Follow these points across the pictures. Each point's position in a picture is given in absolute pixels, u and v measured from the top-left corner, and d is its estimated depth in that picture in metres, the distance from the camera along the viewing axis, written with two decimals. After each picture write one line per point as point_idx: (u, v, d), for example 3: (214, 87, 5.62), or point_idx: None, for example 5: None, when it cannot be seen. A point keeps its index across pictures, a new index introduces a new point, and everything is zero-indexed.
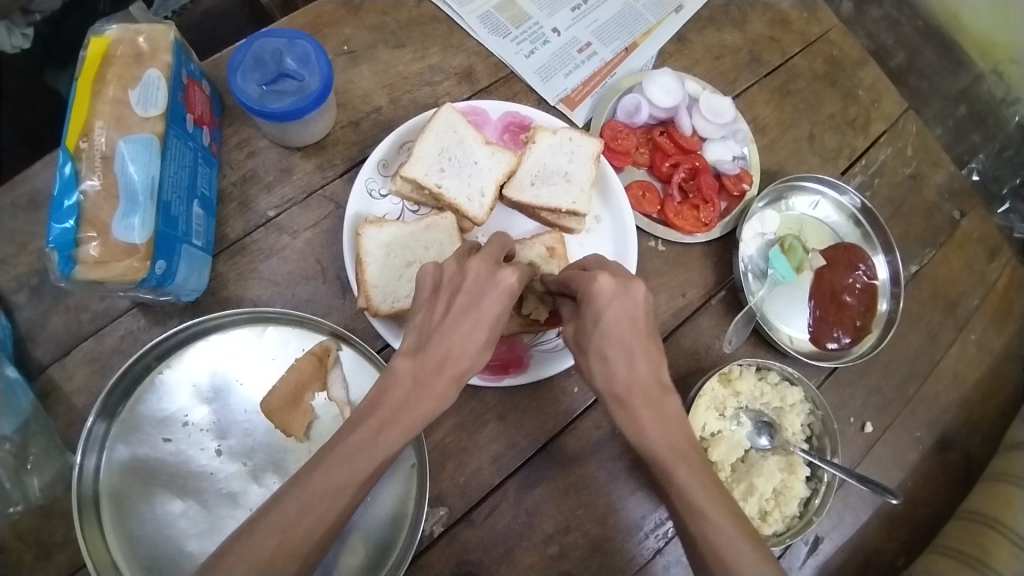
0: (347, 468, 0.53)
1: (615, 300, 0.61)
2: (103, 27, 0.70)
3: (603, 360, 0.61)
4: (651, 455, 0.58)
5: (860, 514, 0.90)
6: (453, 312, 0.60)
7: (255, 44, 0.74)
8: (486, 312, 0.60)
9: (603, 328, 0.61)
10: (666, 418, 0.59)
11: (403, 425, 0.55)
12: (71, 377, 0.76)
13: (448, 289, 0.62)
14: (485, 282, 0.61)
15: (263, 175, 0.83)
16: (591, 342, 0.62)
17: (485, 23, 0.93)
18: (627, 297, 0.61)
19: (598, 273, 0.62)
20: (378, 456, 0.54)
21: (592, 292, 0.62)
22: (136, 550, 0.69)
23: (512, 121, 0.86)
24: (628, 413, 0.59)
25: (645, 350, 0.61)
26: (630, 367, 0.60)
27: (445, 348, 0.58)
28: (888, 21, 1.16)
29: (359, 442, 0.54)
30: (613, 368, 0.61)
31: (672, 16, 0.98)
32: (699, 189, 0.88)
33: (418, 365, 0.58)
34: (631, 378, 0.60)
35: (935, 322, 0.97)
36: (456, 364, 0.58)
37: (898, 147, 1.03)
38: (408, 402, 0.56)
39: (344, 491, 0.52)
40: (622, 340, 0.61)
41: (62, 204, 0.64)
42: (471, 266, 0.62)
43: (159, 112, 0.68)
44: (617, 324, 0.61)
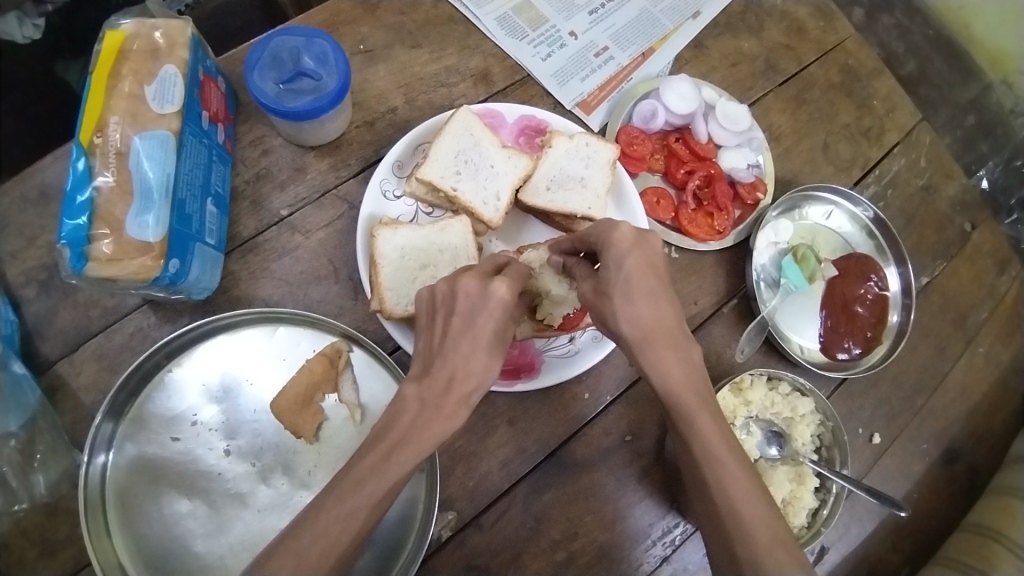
0: (361, 491, 0.53)
1: (636, 247, 0.59)
2: (118, 21, 0.69)
3: (628, 305, 0.58)
4: (672, 395, 0.59)
5: (867, 525, 0.89)
6: (450, 334, 0.58)
7: (272, 42, 0.73)
8: (482, 329, 0.58)
9: (625, 273, 0.58)
10: (689, 360, 0.59)
11: (414, 445, 0.54)
12: (79, 373, 0.75)
13: (443, 308, 0.59)
14: (475, 299, 0.59)
15: (276, 173, 0.83)
16: (614, 287, 0.58)
17: (502, 25, 0.92)
18: (648, 244, 0.59)
19: (619, 221, 0.60)
20: (388, 480, 0.54)
21: (612, 241, 0.59)
22: (142, 550, 0.69)
23: (527, 124, 0.86)
24: (654, 353, 0.58)
25: (665, 296, 0.60)
26: (655, 309, 0.59)
27: (450, 368, 0.57)
28: (900, 29, 1.15)
29: (373, 465, 0.54)
30: (639, 312, 0.58)
31: (690, 21, 0.98)
32: (713, 197, 0.88)
33: (423, 390, 0.56)
34: (655, 318, 0.59)
35: (944, 334, 0.97)
36: (462, 385, 0.56)
37: (911, 158, 1.03)
38: (418, 424, 0.55)
39: (358, 514, 0.53)
40: (647, 285, 0.58)
41: (75, 199, 0.63)
42: (462, 285, 0.59)
43: (175, 109, 0.68)
44: (639, 270, 0.58)
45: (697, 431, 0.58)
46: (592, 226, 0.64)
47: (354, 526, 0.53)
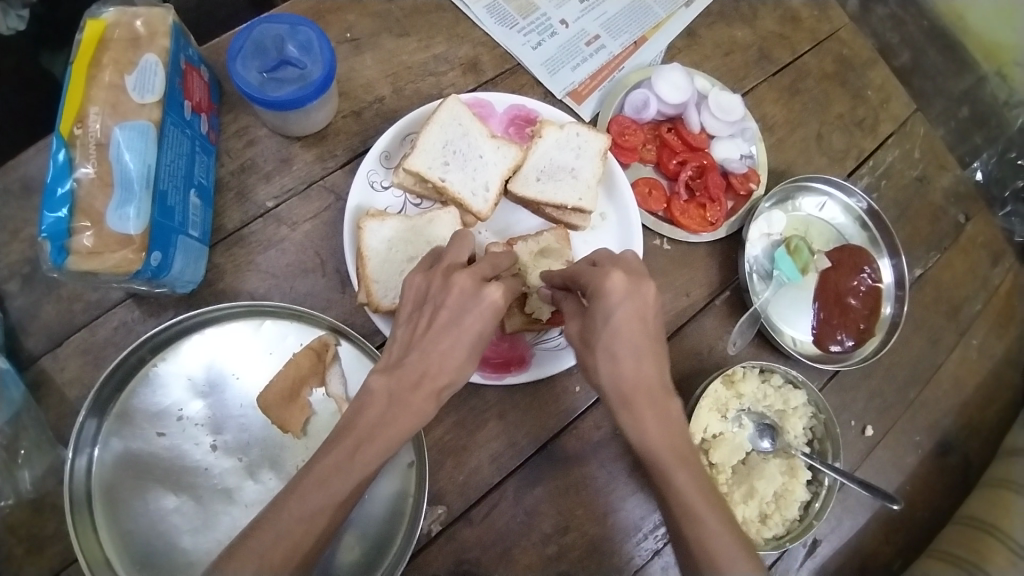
0: (322, 492, 0.52)
1: (627, 300, 0.60)
2: (99, 9, 0.67)
3: (610, 361, 0.60)
4: (651, 456, 0.58)
5: (859, 518, 0.90)
6: (434, 328, 0.59)
7: (255, 30, 0.72)
8: (468, 330, 0.59)
9: (612, 327, 0.60)
10: (669, 418, 0.59)
11: (379, 443, 0.55)
12: (63, 368, 0.74)
13: (432, 303, 0.61)
14: (468, 297, 0.60)
15: (262, 164, 0.81)
16: (599, 339, 0.60)
17: (492, 13, 0.91)
18: (639, 296, 0.61)
19: (611, 269, 0.61)
20: (355, 477, 0.53)
21: (604, 289, 0.60)
22: (129, 545, 0.68)
23: (517, 114, 0.85)
24: (632, 414, 0.59)
25: (654, 350, 0.61)
26: (638, 367, 0.60)
27: (424, 364, 0.58)
28: (894, 19, 1.14)
29: (332, 465, 0.53)
30: (619, 369, 0.60)
31: (682, 10, 0.96)
32: (706, 188, 0.87)
33: (393, 381, 0.57)
34: (637, 378, 0.59)
35: (938, 326, 0.97)
36: (435, 380, 0.58)
37: (906, 149, 1.02)
38: (386, 420, 0.55)
39: (320, 514, 0.52)
40: (632, 341, 0.60)
41: (55, 191, 0.62)
42: (457, 281, 0.60)
43: (156, 99, 0.66)
44: (628, 324, 0.60)
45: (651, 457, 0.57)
46: (581, 269, 0.65)
47: (314, 528, 0.52)
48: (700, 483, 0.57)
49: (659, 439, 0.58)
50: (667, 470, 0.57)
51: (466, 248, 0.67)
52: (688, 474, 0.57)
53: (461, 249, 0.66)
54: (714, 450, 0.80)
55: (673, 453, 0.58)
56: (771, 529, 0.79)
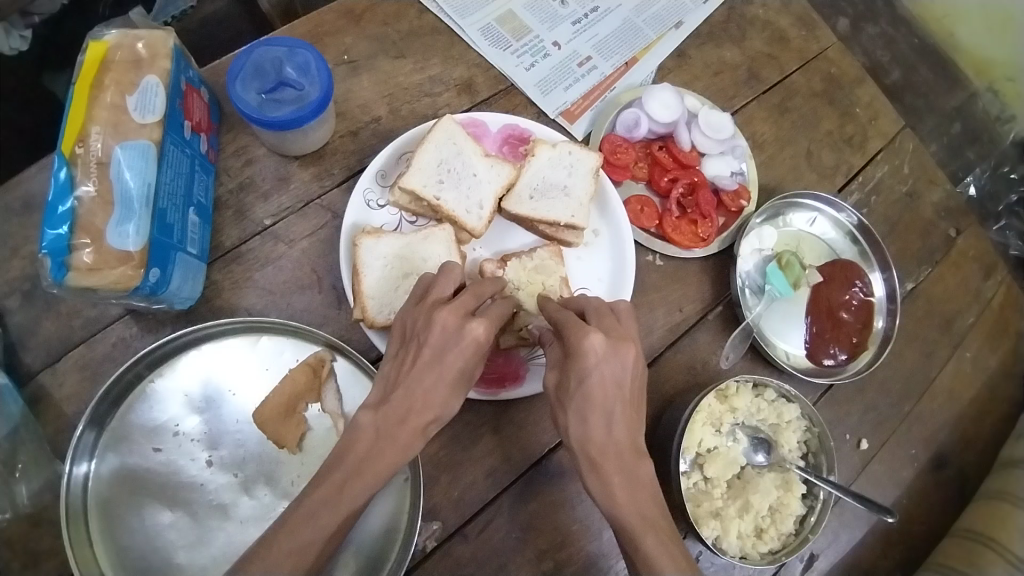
0: (314, 526, 0.53)
1: (604, 363, 0.61)
2: (101, 32, 0.69)
3: (581, 421, 0.61)
4: (620, 519, 0.58)
5: (856, 532, 0.90)
6: (418, 364, 0.60)
7: (255, 53, 0.74)
8: (450, 368, 0.59)
9: (586, 388, 0.60)
10: (638, 484, 0.60)
11: (367, 477, 0.56)
12: (61, 384, 0.75)
13: (416, 341, 0.61)
14: (451, 334, 0.60)
15: (260, 182, 0.83)
16: (573, 400, 0.61)
17: (486, 35, 0.93)
18: (617, 361, 0.61)
19: (591, 329, 0.61)
20: (342, 510, 0.55)
21: (583, 351, 0.60)
22: (124, 561, 0.68)
23: (511, 133, 0.86)
24: (601, 477, 0.60)
25: (629, 413, 0.62)
26: (609, 430, 0.61)
27: (408, 402, 0.59)
28: (885, 39, 1.16)
29: (321, 499, 0.54)
30: (588, 431, 0.60)
31: (672, 31, 0.99)
32: (697, 205, 0.88)
33: (379, 419, 0.58)
34: (608, 442, 0.60)
35: (931, 340, 0.98)
36: (419, 417, 0.58)
37: (895, 165, 1.04)
38: (372, 455, 0.57)
39: (309, 549, 0.53)
40: (603, 406, 0.60)
41: (56, 209, 0.63)
42: (439, 319, 0.60)
43: (156, 118, 0.68)
44: (602, 387, 0.60)
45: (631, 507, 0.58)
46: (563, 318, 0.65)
47: (304, 560, 0.53)
48: (670, 548, 0.57)
49: (630, 507, 0.58)
50: (634, 532, 0.58)
51: (453, 280, 0.66)
52: (654, 539, 0.57)
53: (447, 282, 0.65)
54: (709, 465, 0.80)
55: (642, 518, 0.58)
56: (766, 543, 0.79)
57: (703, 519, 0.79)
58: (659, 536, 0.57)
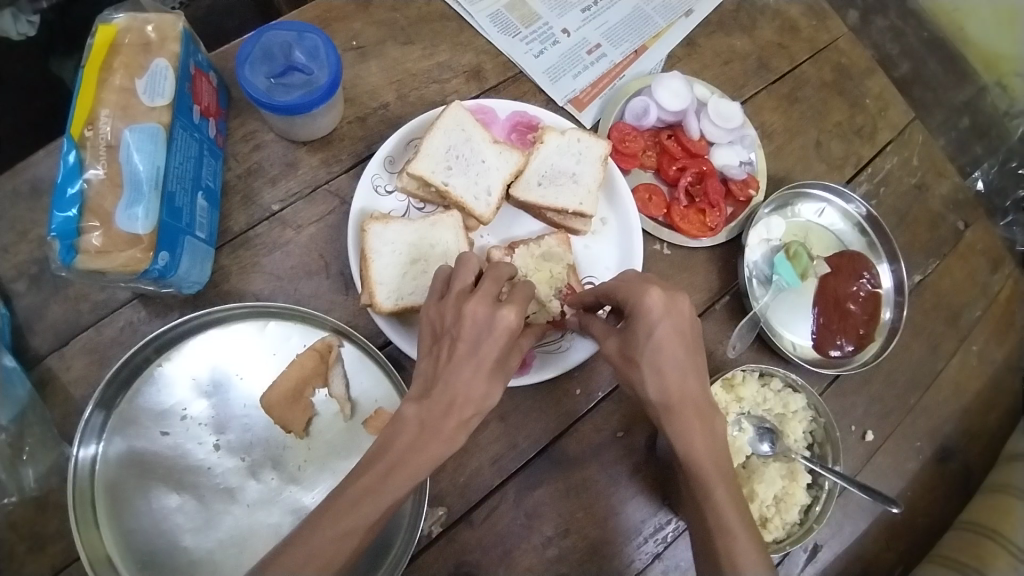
0: (357, 514, 0.54)
1: (667, 316, 0.61)
2: (110, 15, 0.69)
3: (657, 374, 0.61)
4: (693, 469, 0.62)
5: (860, 523, 0.90)
6: (454, 359, 0.58)
7: (264, 37, 0.73)
8: (487, 357, 0.58)
9: (656, 342, 0.61)
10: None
11: (410, 468, 0.56)
12: (69, 367, 0.75)
13: (448, 335, 0.59)
14: (483, 325, 0.58)
15: (268, 168, 0.83)
16: (643, 354, 0.61)
17: (495, 22, 0.93)
18: (677, 310, 0.61)
19: (649, 286, 0.61)
20: (386, 500, 0.55)
21: (643, 307, 0.61)
22: (132, 544, 0.68)
23: (520, 120, 0.86)
24: (677, 424, 0.62)
25: (695, 362, 0.62)
26: (682, 379, 0.62)
27: (450, 394, 0.57)
28: (893, 32, 1.16)
29: (366, 486, 0.55)
30: (666, 382, 0.61)
31: (682, 20, 0.98)
32: (706, 194, 0.88)
33: (423, 411, 0.57)
34: (683, 389, 0.62)
35: (937, 333, 0.97)
36: (462, 410, 0.57)
37: (904, 157, 1.03)
38: (415, 447, 0.56)
39: (351, 535, 0.54)
40: (676, 356, 0.61)
41: (65, 192, 0.63)
42: (469, 311, 0.58)
43: (166, 103, 0.68)
44: (669, 340, 0.61)
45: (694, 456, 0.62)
46: (616, 285, 0.65)
47: (345, 546, 0.54)
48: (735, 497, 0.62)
49: (707, 454, 0.62)
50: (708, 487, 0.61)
51: (471, 270, 0.64)
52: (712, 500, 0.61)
53: (467, 273, 0.64)
54: None
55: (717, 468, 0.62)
56: (770, 533, 0.79)
57: None
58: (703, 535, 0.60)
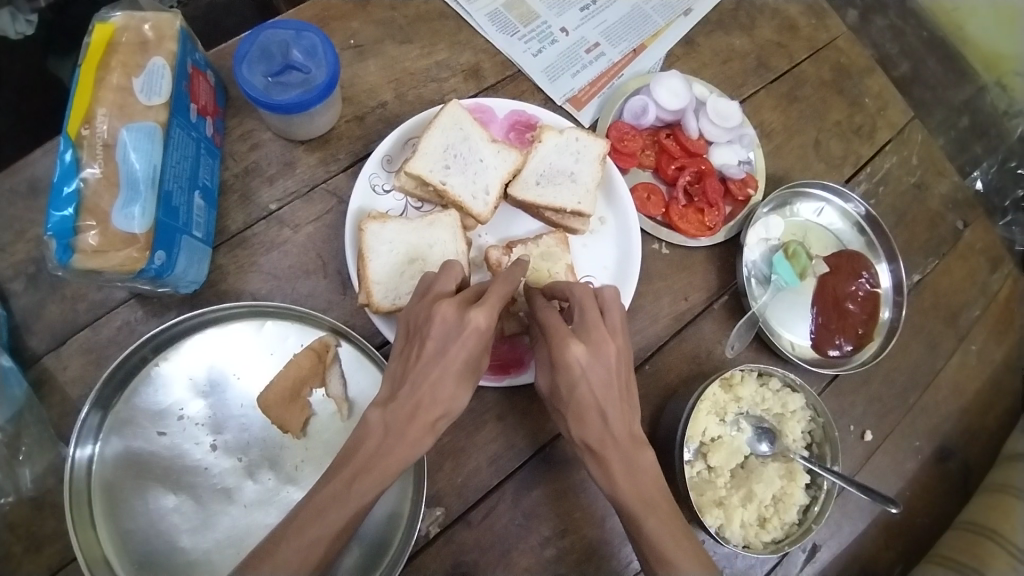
0: (321, 524, 0.55)
1: (589, 367, 0.64)
2: (107, 14, 0.68)
3: (579, 423, 0.65)
4: (622, 506, 0.63)
5: (858, 523, 0.90)
6: (422, 360, 0.60)
7: (261, 36, 0.73)
8: (452, 361, 0.60)
9: (576, 394, 0.64)
10: (640, 487, 0.63)
11: (376, 473, 0.57)
12: (66, 367, 0.75)
13: (419, 333, 0.62)
14: (452, 327, 0.61)
15: (265, 167, 0.83)
16: (569, 404, 0.65)
17: (493, 21, 0.92)
18: (600, 361, 0.64)
19: (571, 339, 0.64)
20: (350, 509, 0.56)
21: (565, 360, 0.64)
22: (128, 545, 0.68)
23: (517, 119, 0.86)
24: (603, 468, 0.64)
25: (623, 404, 0.65)
26: (605, 426, 0.64)
27: (417, 397, 0.59)
28: (893, 31, 1.15)
29: (331, 494, 0.56)
30: (587, 429, 0.65)
31: (681, 19, 0.98)
32: (704, 193, 0.88)
33: (388, 415, 0.59)
34: (606, 435, 0.64)
35: (936, 332, 0.97)
36: (428, 412, 0.59)
37: (903, 156, 1.03)
38: (381, 451, 0.58)
39: (318, 543, 0.55)
40: (595, 406, 0.64)
41: (61, 190, 0.63)
42: (439, 311, 0.61)
43: (162, 101, 0.67)
44: (591, 391, 0.64)
45: (627, 497, 0.63)
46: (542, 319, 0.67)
47: (313, 556, 0.55)
48: (668, 528, 0.62)
49: (631, 492, 0.62)
50: (636, 517, 0.62)
51: (454, 274, 0.67)
52: (656, 521, 0.62)
53: (448, 279, 0.66)
54: (712, 454, 0.80)
55: (643, 502, 0.62)
56: (769, 533, 0.79)
57: (707, 507, 0.78)
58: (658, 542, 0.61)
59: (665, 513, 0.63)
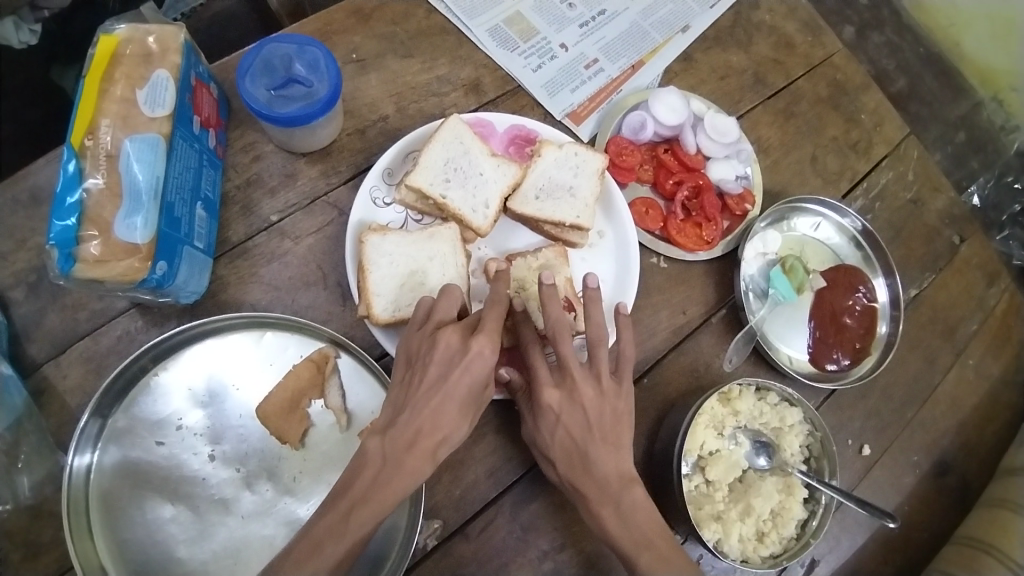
0: (320, 556, 0.55)
1: (564, 413, 0.67)
2: (112, 26, 0.69)
3: (569, 467, 0.67)
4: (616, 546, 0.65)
5: (857, 538, 0.89)
6: (425, 386, 0.62)
7: (265, 49, 0.74)
8: (457, 385, 0.61)
9: (557, 438, 0.67)
10: (626, 513, 0.66)
11: (373, 504, 0.57)
12: (65, 376, 0.75)
13: (421, 360, 0.63)
14: (455, 352, 0.62)
15: (267, 179, 0.83)
16: (555, 452, 0.68)
17: (494, 36, 0.94)
18: (576, 406, 0.67)
19: (545, 385, 0.67)
20: (348, 540, 0.55)
21: (542, 406, 0.67)
22: (125, 555, 0.68)
23: (518, 134, 0.87)
24: (593, 512, 0.66)
25: (608, 444, 0.67)
26: (592, 470, 0.66)
27: (417, 423, 0.60)
28: (890, 47, 1.17)
29: (327, 529, 0.56)
30: (573, 475, 0.67)
31: (679, 35, 0.99)
32: (702, 208, 0.88)
33: (387, 444, 0.59)
34: (594, 478, 0.66)
35: (934, 346, 0.98)
36: (428, 439, 0.60)
37: (900, 171, 1.04)
38: (379, 482, 0.58)
39: None
40: (579, 454, 0.67)
41: (64, 201, 0.64)
42: (444, 337, 0.63)
43: (166, 113, 0.68)
44: (571, 434, 0.67)
45: (615, 537, 0.65)
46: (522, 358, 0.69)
47: None
48: (661, 564, 0.63)
49: (621, 533, 0.65)
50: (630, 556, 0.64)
51: (453, 301, 0.68)
52: (649, 558, 0.63)
53: (448, 305, 0.68)
54: (711, 467, 0.80)
55: (632, 539, 0.64)
56: (767, 547, 0.79)
57: (705, 522, 0.78)
58: (654, 555, 0.64)
59: (661, 550, 0.64)
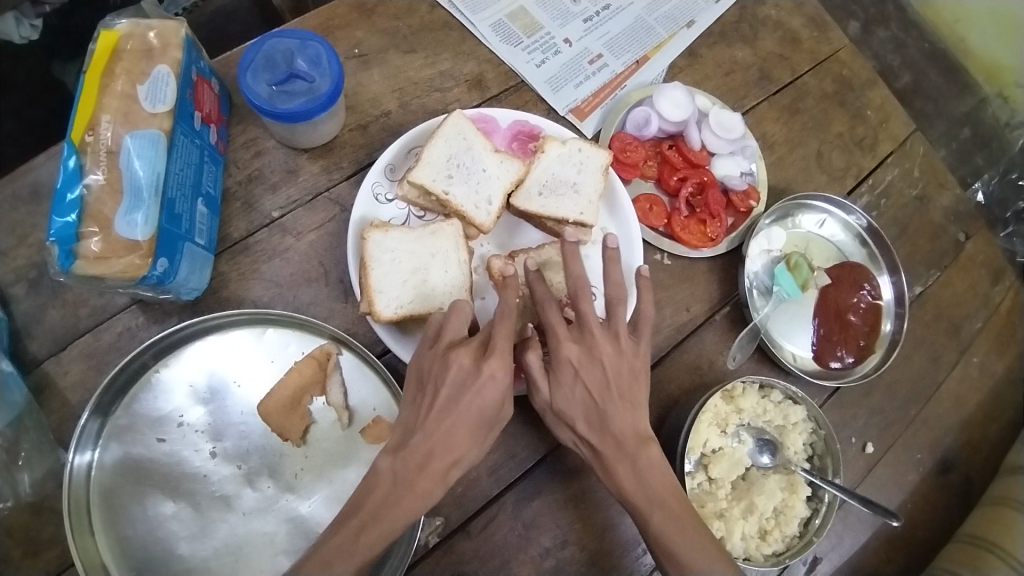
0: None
1: (584, 367, 0.66)
2: (113, 21, 0.69)
3: (586, 424, 0.66)
4: (628, 501, 0.65)
5: (860, 535, 0.89)
6: (436, 408, 0.61)
7: (267, 44, 0.73)
8: (467, 408, 0.61)
9: (575, 394, 0.66)
10: (643, 471, 0.64)
11: (384, 523, 0.57)
12: (66, 372, 0.74)
13: (433, 382, 0.62)
14: (467, 375, 0.62)
15: (269, 175, 0.83)
16: (574, 411, 0.67)
17: (497, 31, 0.93)
18: (595, 361, 0.67)
19: (564, 338, 0.67)
20: (355, 546, 0.56)
21: (560, 361, 0.66)
22: (127, 552, 0.68)
23: (521, 129, 0.86)
24: (610, 473, 0.65)
25: (625, 403, 0.66)
26: (610, 422, 0.66)
27: (429, 444, 0.60)
28: (895, 43, 1.16)
29: (337, 546, 0.56)
30: (592, 429, 0.66)
31: (683, 30, 0.98)
32: (706, 204, 0.88)
33: (397, 464, 0.59)
34: (613, 432, 0.65)
35: (938, 344, 0.97)
36: (439, 461, 0.60)
37: (906, 168, 1.03)
38: (389, 502, 0.58)
39: None
40: (597, 410, 0.66)
41: (65, 197, 0.63)
42: (456, 358, 0.62)
43: (167, 109, 0.67)
44: (589, 388, 0.66)
45: (631, 496, 0.64)
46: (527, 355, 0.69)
47: None
48: (674, 525, 0.63)
49: (636, 490, 0.64)
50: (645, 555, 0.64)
51: (462, 317, 0.67)
52: (662, 516, 0.63)
53: (458, 322, 0.66)
54: (713, 466, 0.80)
55: (645, 497, 0.64)
56: (770, 546, 0.78)
57: (708, 520, 0.78)
58: (668, 515, 0.63)
59: (675, 510, 0.63)
